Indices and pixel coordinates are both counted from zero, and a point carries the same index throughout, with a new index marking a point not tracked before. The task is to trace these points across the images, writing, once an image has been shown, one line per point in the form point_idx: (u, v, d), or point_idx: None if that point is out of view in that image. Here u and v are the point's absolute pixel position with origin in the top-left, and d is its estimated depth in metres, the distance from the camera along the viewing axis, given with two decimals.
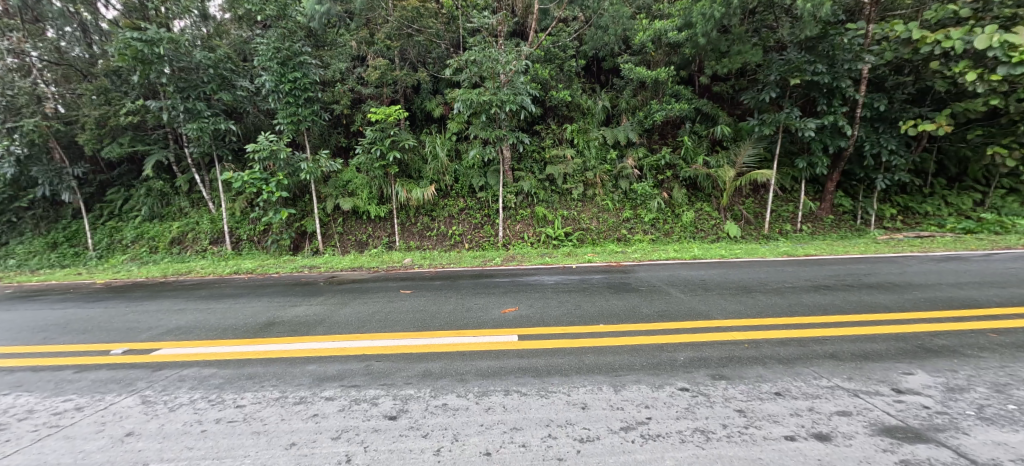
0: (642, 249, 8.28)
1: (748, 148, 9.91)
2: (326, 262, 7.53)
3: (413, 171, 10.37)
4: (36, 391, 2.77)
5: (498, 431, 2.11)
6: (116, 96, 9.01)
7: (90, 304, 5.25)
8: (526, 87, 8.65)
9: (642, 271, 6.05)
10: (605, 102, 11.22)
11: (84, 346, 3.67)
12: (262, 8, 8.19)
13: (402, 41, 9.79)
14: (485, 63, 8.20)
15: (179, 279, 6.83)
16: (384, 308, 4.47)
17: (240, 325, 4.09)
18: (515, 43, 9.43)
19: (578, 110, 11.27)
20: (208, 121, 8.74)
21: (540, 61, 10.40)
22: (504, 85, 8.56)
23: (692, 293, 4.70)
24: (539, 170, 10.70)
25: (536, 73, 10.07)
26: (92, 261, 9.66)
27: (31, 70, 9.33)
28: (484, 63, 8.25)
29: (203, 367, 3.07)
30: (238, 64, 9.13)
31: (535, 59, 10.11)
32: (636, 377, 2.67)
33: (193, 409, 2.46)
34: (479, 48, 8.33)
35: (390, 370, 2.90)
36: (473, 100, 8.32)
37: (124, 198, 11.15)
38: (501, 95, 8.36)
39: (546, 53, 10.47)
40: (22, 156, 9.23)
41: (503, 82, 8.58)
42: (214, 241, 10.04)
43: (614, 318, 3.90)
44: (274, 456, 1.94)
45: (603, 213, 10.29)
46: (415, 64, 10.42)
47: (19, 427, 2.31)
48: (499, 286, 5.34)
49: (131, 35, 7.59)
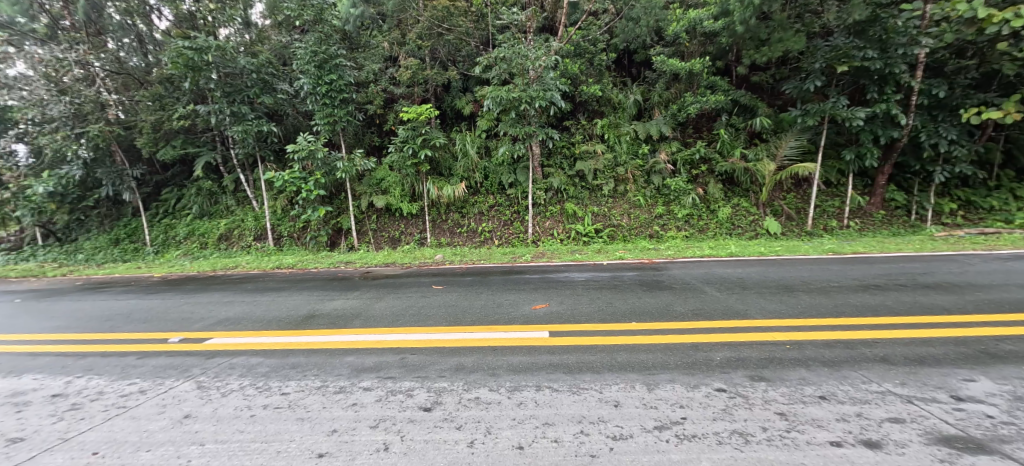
0: (675, 246, 8.07)
1: (790, 139, 9.46)
2: (361, 257, 7.78)
3: (444, 169, 10.53)
4: (106, 375, 3.03)
5: (530, 425, 2.13)
6: (169, 102, 9.58)
7: (149, 296, 5.65)
8: (555, 83, 8.52)
9: (675, 269, 5.90)
10: (637, 96, 11.00)
11: (145, 334, 3.96)
12: (300, 13, 8.65)
13: (432, 40, 9.91)
14: (514, 60, 8.21)
15: (226, 273, 7.23)
16: (417, 302, 4.59)
17: (283, 317, 4.29)
18: (544, 38, 9.28)
19: (608, 105, 11.08)
20: (251, 123, 9.18)
21: (570, 56, 10.25)
22: (533, 82, 8.49)
23: (728, 291, 4.54)
24: (568, 166, 10.61)
25: (566, 69, 9.95)
26: (150, 255, 10.37)
27: (95, 79, 9.87)
28: (513, 60, 8.27)
29: (251, 356, 3.25)
30: (279, 69, 9.53)
31: (565, 54, 9.96)
32: (671, 377, 2.62)
33: (243, 394, 2.62)
34: (508, 44, 8.34)
35: (423, 363, 2.96)
36: (503, 97, 8.34)
37: (177, 197, 11.92)
38: (530, 91, 8.31)
39: (575, 48, 10.30)
40: (88, 159, 10.09)
41: (532, 79, 8.51)
42: (257, 237, 10.57)
43: (646, 315, 3.83)
44: (317, 442, 2.06)
45: (634, 209, 10.08)
46: (446, 62, 10.52)
47: (92, 407, 2.54)
48: (528, 282, 5.37)
49: (183, 43, 8.07)
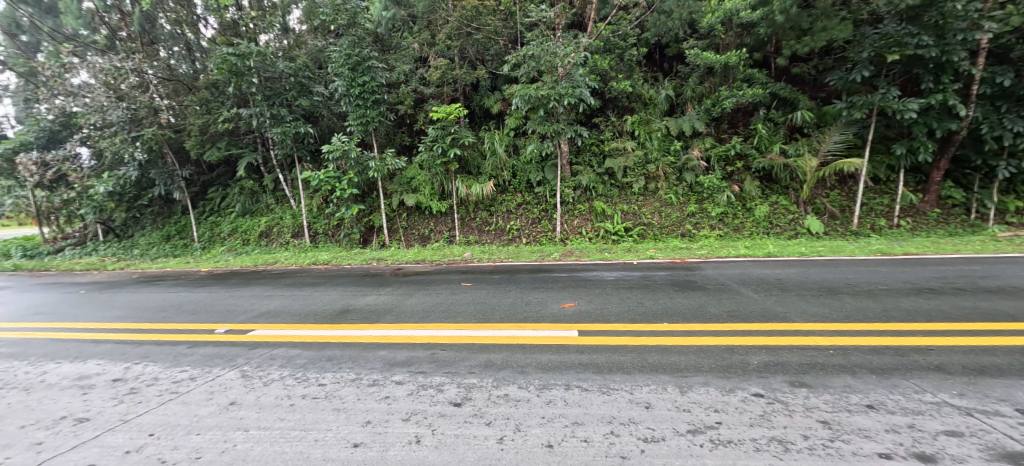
0: (709, 245, 7.82)
1: (833, 133, 8.99)
2: (392, 254, 7.97)
3: (473, 168, 10.63)
4: (160, 362, 3.24)
5: (560, 424, 2.12)
6: (215, 106, 10.14)
7: (198, 289, 6.01)
8: (585, 79, 8.42)
9: (709, 269, 5.72)
10: (669, 91, 10.75)
11: (195, 325, 4.22)
12: (335, 18, 8.96)
13: (462, 40, 10.04)
14: (543, 58, 8.21)
15: (267, 269, 7.59)
16: (447, 299, 4.67)
17: (319, 311, 4.47)
18: (573, 34, 9.21)
19: (638, 100, 10.93)
20: (289, 125, 9.59)
21: (600, 52, 10.14)
22: (562, 79, 8.44)
23: (766, 293, 4.36)
24: (597, 164, 10.51)
25: (595, 65, 9.85)
26: (197, 251, 11.02)
27: (149, 86, 10.48)
28: (542, 57, 8.26)
29: (290, 348, 3.40)
30: (315, 72, 9.89)
31: (594, 51, 9.85)
32: (705, 379, 2.54)
33: (283, 384, 2.74)
34: (536, 42, 8.34)
35: (453, 359, 3.01)
36: (531, 95, 8.32)
37: (222, 196, 12.61)
38: (558, 88, 8.25)
39: (605, 43, 10.15)
40: (143, 161, 10.81)
41: (561, 76, 8.47)
42: (295, 234, 11.03)
43: (678, 316, 3.74)
44: (352, 432, 2.13)
45: (665, 207, 9.83)
46: (475, 62, 10.65)
47: (148, 392, 2.73)
48: (556, 280, 5.35)
49: (228, 50, 8.53)
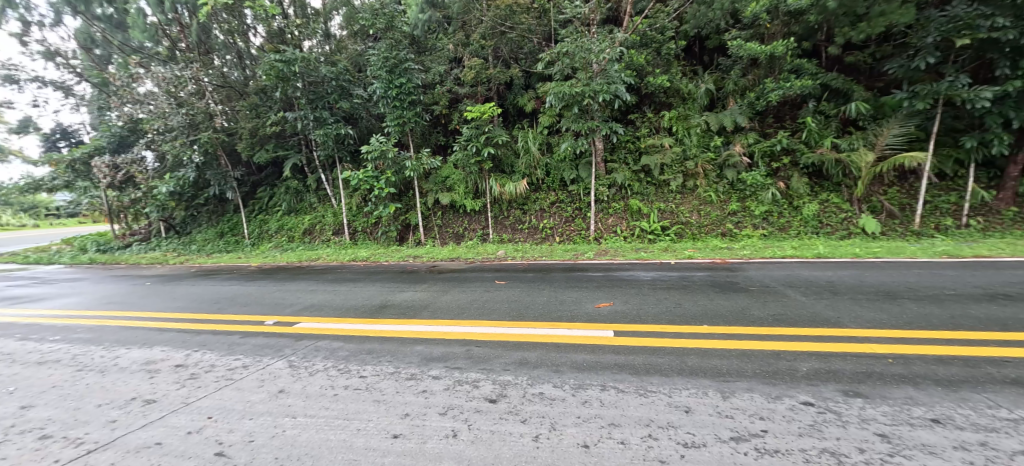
0: (752, 245, 7.48)
1: (893, 126, 8.37)
2: (427, 252, 8.16)
3: (506, 166, 10.69)
4: (216, 350, 3.48)
5: (596, 424, 2.10)
6: (263, 110, 10.74)
7: (249, 283, 6.40)
8: (620, 75, 8.27)
9: (752, 270, 5.48)
10: (709, 84, 10.39)
11: (246, 316, 4.50)
12: (373, 22, 9.25)
13: (496, 39, 10.13)
14: (577, 54, 8.12)
15: (311, 264, 7.98)
16: (482, 296, 4.73)
17: (360, 306, 4.64)
18: (608, 29, 9.06)
19: (676, 95, 10.62)
20: (331, 127, 10.01)
21: (636, 47, 9.95)
22: (597, 76, 8.34)
23: (816, 296, 4.12)
24: (633, 161, 10.32)
25: (631, 60, 9.66)
26: (248, 247, 11.74)
27: (204, 93, 11.08)
28: (576, 54, 8.17)
29: (333, 340, 3.55)
30: (355, 75, 10.27)
31: (630, 46, 9.65)
32: (748, 385, 2.44)
33: (327, 374, 2.87)
34: (571, 39, 8.27)
35: (488, 355, 3.04)
36: (565, 93, 8.24)
37: (270, 195, 13.32)
38: (593, 85, 8.14)
39: (641, 38, 9.93)
40: (200, 163, 11.59)
41: (596, 72, 8.36)
42: (336, 232, 11.51)
43: (719, 319, 3.60)
44: (392, 423, 2.21)
45: (705, 205, 9.49)
46: (508, 61, 10.71)
47: (207, 377, 2.94)
48: (591, 279, 5.30)
49: (275, 57, 9.00)
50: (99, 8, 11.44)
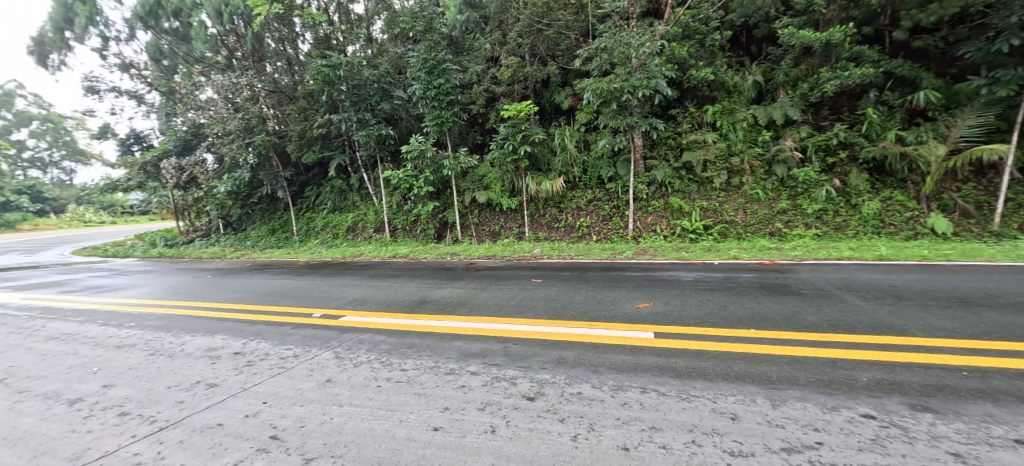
0: (803, 246, 7.06)
1: (969, 116, 7.62)
2: (465, 250, 8.30)
3: (543, 164, 10.66)
4: (270, 339, 3.72)
5: (636, 427, 2.06)
6: (311, 113, 11.34)
7: (299, 277, 6.79)
8: (661, 69, 8.04)
9: (804, 272, 5.16)
10: (757, 76, 9.87)
11: (296, 309, 4.77)
12: (413, 25, 9.50)
13: (533, 37, 10.06)
14: (616, 49, 7.94)
15: (354, 260, 8.35)
16: (519, 294, 4.75)
17: (400, 301, 4.80)
18: (648, 22, 8.81)
19: (721, 89, 10.17)
20: (373, 128, 10.41)
21: (678, 39, 9.61)
22: (636, 71, 8.14)
23: (878, 302, 3.82)
24: (674, 158, 10.00)
25: (672, 53, 9.34)
26: (297, 243, 12.46)
27: (258, 98, 11.81)
28: (615, 49, 8.01)
29: (376, 334, 3.70)
30: (395, 77, 10.59)
31: (671, 39, 9.35)
32: (800, 394, 2.31)
33: (371, 366, 2.99)
34: (609, 34, 8.13)
35: (526, 353, 3.06)
36: (603, 89, 8.10)
37: (317, 194, 14.00)
38: (632, 80, 7.99)
39: (683, 30, 9.59)
40: (254, 164, 12.38)
41: (635, 67, 8.16)
42: (377, 229, 11.96)
43: (767, 323, 3.43)
44: (432, 416, 2.27)
45: (751, 204, 9.05)
46: (545, 58, 10.65)
47: (262, 365, 3.15)
48: (630, 279, 5.19)
49: (322, 63, 9.43)
50: (166, 23, 12.38)
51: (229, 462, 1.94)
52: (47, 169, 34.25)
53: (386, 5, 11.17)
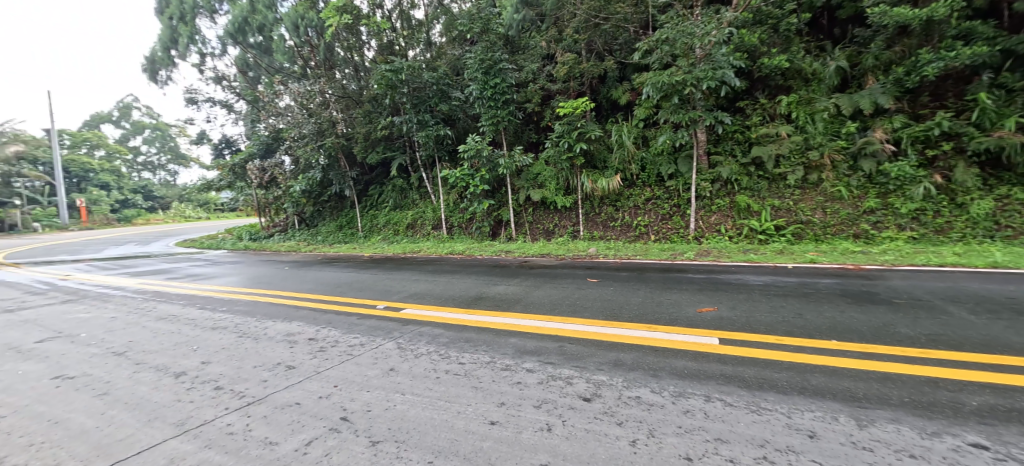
0: (895, 250, 6.33)
1: None
2: (519, 247, 8.40)
3: (599, 161, 10.45)
4: (340, 328, 4.02)
5: (699, 437, 1.97)
6: (376, 116, 12.06)
7: (364, 270, 7.27)
8: (728, 58, 7.54)
9: (897, 279, 4.62)
10: (840, 61, 9.00)
11: (362, 300, 5.11)
12: (470, 27, 9.75)
13: (589, 32, 9.92)
14: (679, 40, 7.61)
15: (414, 256, 8.77)
16: (574, 293, 4.73)
17: (457, 296, 4.97)
18: (714, 9, 8.32)
19: (797, 77, 9.41)
20: (431, 129, 10.83)
21: (748, 25, 8.98)
22: (700, 62, 7.70)
23: (992, 316, 3.33)
24: (741, 153, 9.37)
25: (741, 41, 8.76)
26: (361, 238, 13.33)
27: (329, 104, 12.64)
28: (678, 40, 7.67)
29: (435, 327, 3.86)
30: (453, 79, 10.92)
31: (741, 25, 8.76)
32: (891, 414, 2.08)
33: (431, 358, 3.13)
34: (671, 24, 7.82)
35: (582, 353, 3.04)
36: (664, 82, 7.79)
37: (380, 192, 14.77)
38: (696, 72, 7.54)
39: (755, 15, 8.98)
40: (325, 165, 13.34)
41: (699, 58, 7.73)
42: (434, 226, 12.44)
43: (851, 334, 3.12)
44: (489, 410, 2.33)
45: (832, 202, 8.23)
46: (602, 53, 10.39)
47: (333, 351, 3.41)
48: (692, 282, 4.96)
49: (385, 67, 10.00)
50: (252, 38, 13.68)
51: (305, 439, 2.12)
52: (156, 171, 39.36)
53: (444, 9, 11.61)
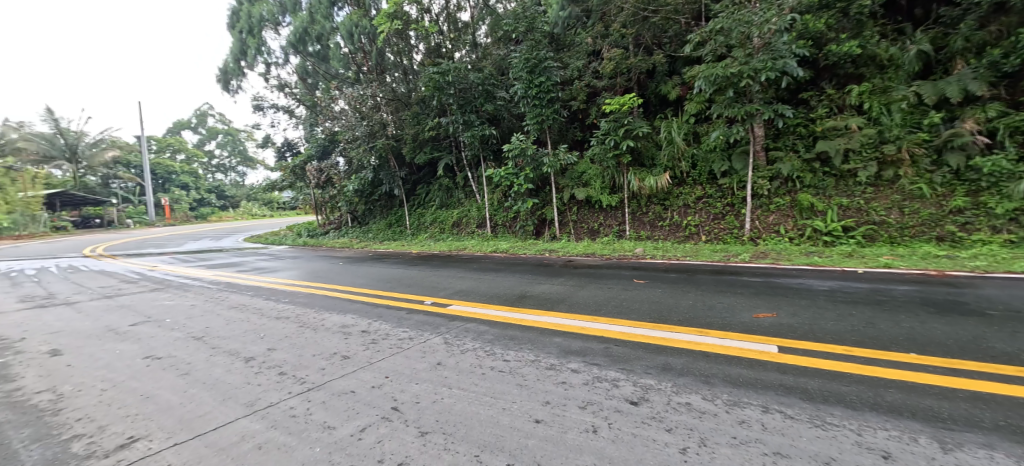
0: (988, 254, 5.67)
1: None
2: (563, 247, 8.37)
3: (647, 159, 10.14)
4: (390, 322, 4.22)
5: (756, 449, 1.88)
6: (423, 117, 12.44)
7: (412, 267, 7.57)
8: (790, 47, 7.05)
9: (991, 288, 4.12)
10: (924, 43, 8.12)
11: (410, 296, 5.33)
12: (515, 26, 9.79)
13: (637, 26, 9.63)
14: (735, 30, 7.20)
15: (459, 253, 9.01)
16: (619, 294, 4.65)
17: (502, 294, 5.05)
18: None
19: (870, 64, 8.60)
20: (476, 129, 11.02)
21: (813, 10, 8.34)
22: (758, 51, 7.24)
23: None
24: (805, 149, 8.76)
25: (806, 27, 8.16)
26: (409, 236, 13.88)
27: (380, 107, 13.08)
28: (734, 30, 7.27)
29: (480, 324, 3.96)
30: (498, 79, 11.04)
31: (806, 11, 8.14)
32: (982, 438, 1.87)
33: (477, 354, 3.22)
34: (727, 14, 7.45)
35: (629, 356, 2.99)
36: (718, 75, 7.40)
37: (427, 191, 15.26)
38: (754, 63, 7.10)
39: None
40: (376, 166, 13.97)
41: (757, 48, 7.28)
42: (479, 225, 12.68)
43: (934, 347, 2.84)
44: (534, 408, 2.36)
45: (912, 201, 7.46)
46: (651, 47, 10.06)
47: (385, 344, 3.59)
48: (747, 285, 4.72)
49: (433, 70, 10.34)
50: (310, 47, 14.46)
51: (360, 426, 2.25)
52: (227, 173, 43.23)
53: (489, 10, 11.75)
